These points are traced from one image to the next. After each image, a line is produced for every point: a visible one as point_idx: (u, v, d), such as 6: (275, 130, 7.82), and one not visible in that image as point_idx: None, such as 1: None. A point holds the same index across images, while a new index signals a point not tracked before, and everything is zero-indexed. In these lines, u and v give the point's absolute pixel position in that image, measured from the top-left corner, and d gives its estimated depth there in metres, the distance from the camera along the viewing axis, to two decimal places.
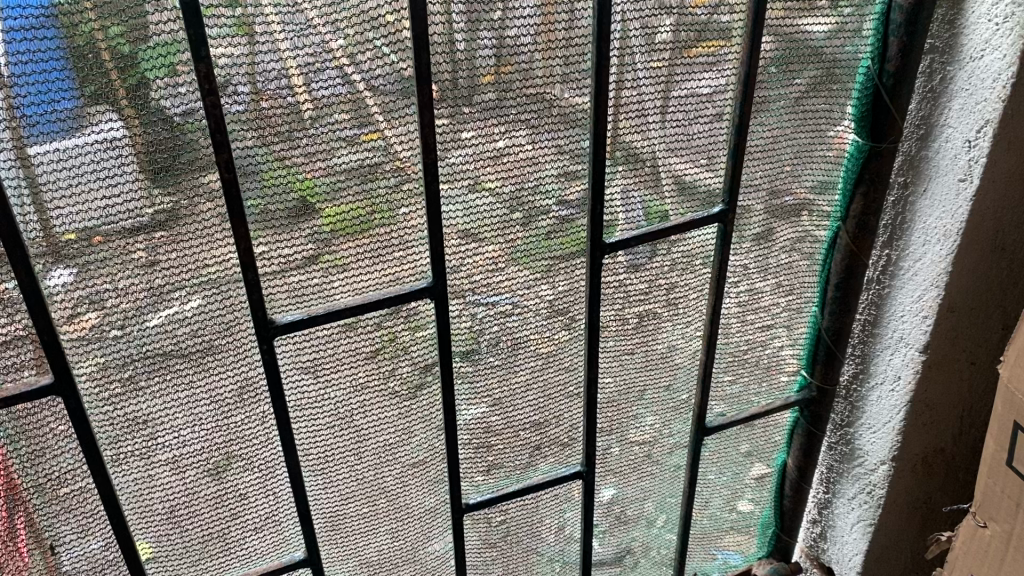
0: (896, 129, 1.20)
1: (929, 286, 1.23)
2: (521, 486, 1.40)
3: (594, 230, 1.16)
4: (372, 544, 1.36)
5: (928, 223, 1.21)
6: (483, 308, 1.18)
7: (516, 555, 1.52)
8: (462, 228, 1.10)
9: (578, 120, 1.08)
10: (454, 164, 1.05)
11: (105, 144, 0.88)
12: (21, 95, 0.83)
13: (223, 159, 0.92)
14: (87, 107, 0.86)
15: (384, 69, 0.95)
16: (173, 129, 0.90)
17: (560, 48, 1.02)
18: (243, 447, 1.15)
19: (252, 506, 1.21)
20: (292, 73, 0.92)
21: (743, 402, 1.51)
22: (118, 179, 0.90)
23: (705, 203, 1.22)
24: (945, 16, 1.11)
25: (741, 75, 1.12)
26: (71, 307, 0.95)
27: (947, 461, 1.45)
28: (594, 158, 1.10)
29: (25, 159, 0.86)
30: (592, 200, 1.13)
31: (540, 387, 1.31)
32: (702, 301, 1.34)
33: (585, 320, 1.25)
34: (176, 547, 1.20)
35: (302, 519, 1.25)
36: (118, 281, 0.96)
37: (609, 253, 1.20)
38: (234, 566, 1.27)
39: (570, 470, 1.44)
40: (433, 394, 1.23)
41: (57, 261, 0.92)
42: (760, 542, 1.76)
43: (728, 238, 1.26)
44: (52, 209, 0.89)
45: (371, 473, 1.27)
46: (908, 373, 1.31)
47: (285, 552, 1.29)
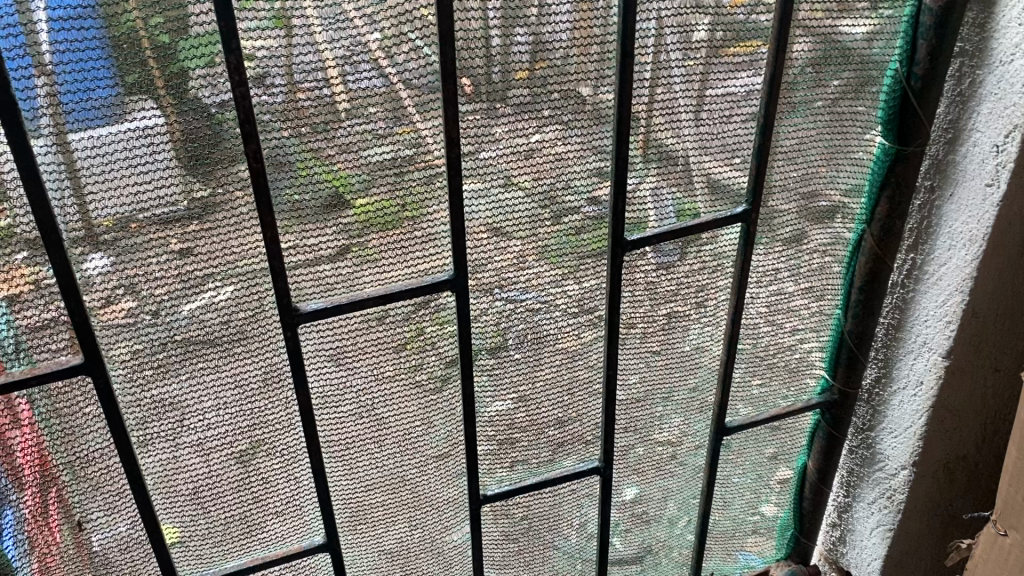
0: (923, 132, 1.19)
1: (953, 290, 1.22)
2: (539, 480, 1.40)
3: (618, 228, 1.15)
4: (391, 532, 1.36)
5: (954, 227, 1.19)
6: (510, 303, 1.19)
7: (535, 550, 1.52)
8: (490, 223, 1.10)
9: (606, 116, 1.08)
10: (485, 159, 1.05)
11: (140, 132, 0.89)
12: (61, 83, 0.84)
13: (251, 150, 0.93)
14: (124, 96, 0.87)
15: (418, 63, 0.96)
16: (208, 119, 0.91)
17: (595, 46, 1.02)
18: (265, 432, 1.16)
19: (274, 490, 1.23)
20: (328, 65, 0.93)
21: (766, 403, 1.50)
22: (151, 167, 0.91)
23: (729, 202, 1.21)
24: (976, 19, 1.09)
25: (771, 76, 1.11)
26: (104, 293, 0.97)
27: (969, 468, 1.43)
28: (618, 155, 1.09)
29: (63, 145, 0.87)
30: (620, 198, 1.13)
31: (564, 385, 1.31)
32: (724, 301, 1.33)
33: (608, 318, 1.25)
34: (199, 529, 1.21)
35: (322, 504, 1.26)
36: (150, 267, 0.97)
37: (631, 251, 1.19)
38: (255, 548, 1.28)
39: (587, 466, 1.43)
40: (453, 386, 1.23)
41: (91, 247, 0.93)
42: (779, 544, 1.75)
43: (752, 238, 1.25)
44: (88, 195, 0.90)
45: (391, 462, 1.27)
46: (931, 378, 1.30)
47: (305, 536, 1.30)
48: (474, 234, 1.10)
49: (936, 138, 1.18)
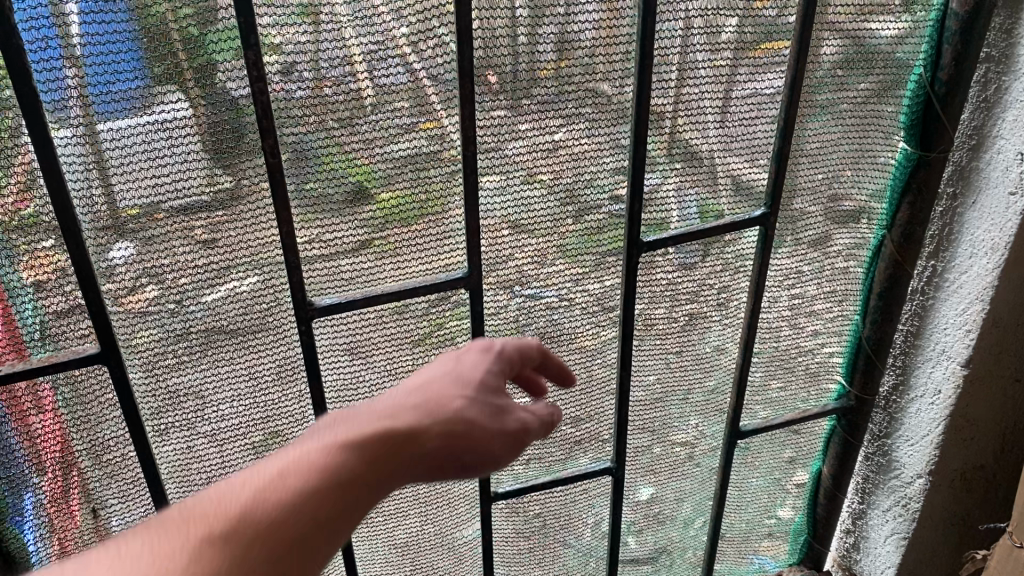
0: (947, 139, 1.16)
1: (973, 299, 1.20)
2: (549, 479, 1.40)
3: (633, 229, 1.14)
4: (401, 528, 1.37)
5: (976, 235, 1.18)
6: (527, 300, 1.18)
7: (546, 548, 1.52)
8: (511, 219, 1.10)
9: (624, 115, 1.07)
10: (509, 155, 1.05)
11: (168, 123, 0.90)
12: (92, 74, 0.85)
13: (269, 145, 0.93)
14: (153, 87, 0.88)
15: (444, 58, 0.96)
16: (234, 112, 0.91)
17: (621, 45, 1.02)
18: (280, 424, 1.17)
19: None
20: (354, 59, 0.93)
21: (781, 408, 1.49)
22: (177, 158, 0.92)
23: (746, 205, 1.20)
24: (1003, 25, 1.08)
25: (791, 79, 1.09)
26: (128, 282, 0.97)
27: (986, 478, 1.42)
28: (635, 155, 1.08)
29: (91, 134, 0.88)
30: (634, 199, 1.12)
31: (581, 383, 1.30)
32: (741, 303, 1.32)
33: (622, 319, 1.24)
34: None
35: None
36: (173, 256, 0.97)
37: (647, 251, 1.18)
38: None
39: (598, 466, 1.43)
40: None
41: (115, 235, 0.94)
42: (792, 549, 1.74)
43: (770, 241, 1.24)
44: (115, 184, 0.91)
45: None
46: (949, 387, 1.29)
47: None
48: (493, 230, 1.10)
49: (961, 145, 1.17)
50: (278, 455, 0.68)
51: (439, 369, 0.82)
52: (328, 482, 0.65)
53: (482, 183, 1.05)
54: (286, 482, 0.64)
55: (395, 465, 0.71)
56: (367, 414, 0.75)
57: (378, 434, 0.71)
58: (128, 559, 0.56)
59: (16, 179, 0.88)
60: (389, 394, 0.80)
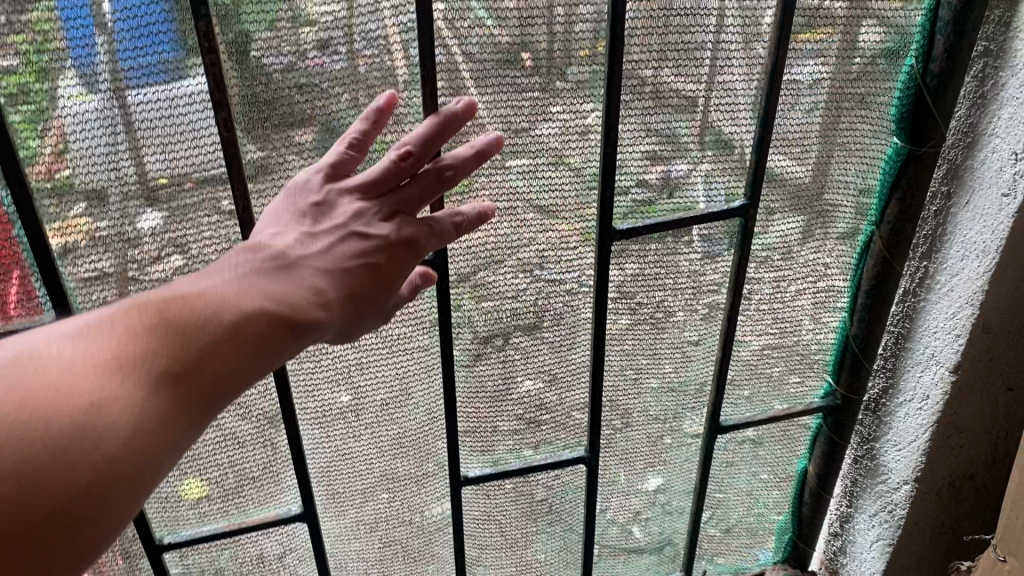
0: (938, 134, 1.11)
1: (964, 302, 1.15)
2: (522, 466, 1.38)
3: (603, 219, 1.12)
4: (371, 502, 1.36)
5: (968, 237, 1.12)
6: (547, 284, 1.17)
7: (526, 539, 1.52)
8: (538, 204, 1.09)
9: (592, 89, 1.02)
10: (540, 137, 1.04)
11: (197, 95, 0.89)
12: (124, 45, 0.85)
13: (221, 119, 0.90)
14: (188, 59, 0.88)
15: (482, 38, 0.95)
16: (270, 85, 0.91)
17: (656, 30, 1.01)
18: (257, 402, 1.17)
19: (248, 455, 1.22)
20: (390, 35, 0.92)
21: (763, 404, 1.47)
22: (198, 129, 0.91)
23: (725, 195, 1.17)
24: (1002, 17, 1.02)
25: (770, 65, 1.06)
26: (152, 250, 0.97)
27: (976, 488, 1.38)
28: (606, 141, 1.05)
29: (125, 104, 0.88)
30: (603, 183, 1.08)
31: (593, 370, 1.29)
32: (719, 297, 1.29)
33: (595, 301, 1.21)
34: (220, 488, 1.25)
35: (299, 474, 1.26)
36: (198, 226, 0.97)
37: (620, 239, 1.16)
38: (232, 513, 1.29)
39: (573, 455, 1.40)
40: (434, 358, 1.21)
41: (144, 202, 0.94)
42: (777, 546, 1.72)
43: (750, 234, 1.20)
44: (148, 152, 0.91)
45: (367, 431, 1.26)
46: (937, 393, 1.24)
47: (281, 505, 1.31)
48: (518, 214, 1.10)
49: (956, 142, 1.11)
50: (223, 296, 0.74)
51: (387, 251, 0.83)
52: (256, 353, 0.73)
53: (508, 165, 1.05)
54: (224, 343, 0.71)
55: (311, 338, 0.78)
56: (307, 275, 0.79)
57: (310, 313, 0.77)
58: (94, 373, 0.64)
59: (52, 140, 0.88)
60: (329, 247, 0.81)
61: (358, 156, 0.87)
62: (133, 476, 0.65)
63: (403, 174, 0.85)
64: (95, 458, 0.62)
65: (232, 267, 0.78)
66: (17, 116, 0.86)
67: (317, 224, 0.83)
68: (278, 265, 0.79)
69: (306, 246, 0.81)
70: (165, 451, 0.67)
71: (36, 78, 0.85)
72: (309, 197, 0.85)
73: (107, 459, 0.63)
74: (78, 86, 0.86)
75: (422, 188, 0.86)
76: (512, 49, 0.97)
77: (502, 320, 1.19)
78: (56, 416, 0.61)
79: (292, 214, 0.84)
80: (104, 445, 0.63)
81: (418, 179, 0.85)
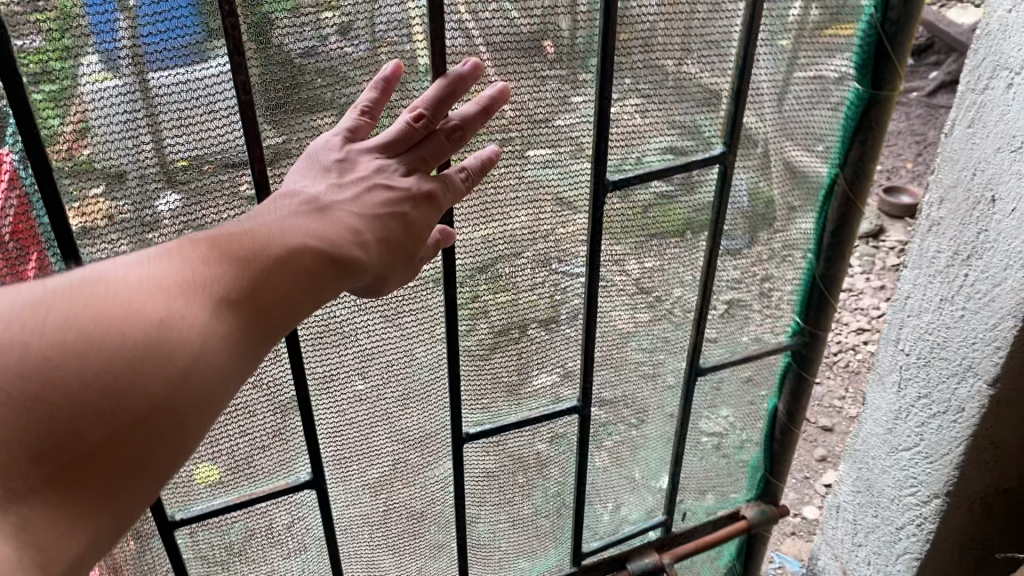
0: (896, 76, 1.13)
1: (1005, 313, 1.09)
2: (516, 420, 1.29)
3: (597, 165, 1.06)
4: (376, 465, 1.25)
5: (1011, 246, 1.05)
6: (563, 278, 1.17)
7: (528, 536, 1.48)
8: (558, 195, 1.08)
9: (585, 55, 0.99)
10: (560, 126, 1.02)
11: (220, 76, 0.86)
12: (146, 24, 0.82)
13: (238, 82, 0.87)
14: (210, 40, 0.85)
15: (504, 26, 0.93)
16: (292, 67, 0.89)
17: (684, 17, 1.01)
18: (269, 368, 1.07)
19: (259, 423, 1.12)
20: (413, 23, 0.91)
21: (741, 343, 1.39)
22: (218, 108, 0.88)
23: (704, 142, 1.12)
24: None
25: (747, 21, 1.02)
26: (169, 233, 0.93)
27: (1009, 500, 1.35)
28: (600, 117, 1.02)
29: (145, 85, 0.84)
30: (597, 138, 1.04)
31: (585, 344, 1.24)
32: (696, 256, 1.24)
33: (589, 275, 1.16)
34: (229, 464, 1.14)
35: (309, 439, 1.15)
36: (215, 209, 0.94)
37: (612, 191, 1.09)
38: (242, 486, 1.17)
39: (565, 407, 1.31)
40: (439, 320, 1.13)
41: (163, 185, 0.90)
42: (748, 484, 1.65)
43: (729, 179, 1.16)
44: (168, 135, 0.87)
45: (375, 395, 1.17)
46: (974, 405, 1.20)
47: (291, 472, 1.20)
48: (538, 204, 1.08)
49: (1003, 143, 1.03)
50: (270, 231, 0.75)
51: (412, 203, 0.83)
52: (306, 283, 0.75)
53: (527, 155, 1.03)
54: (275, 274, 0.74)
55: (357, 273, 0.80)
56: (343, 217, 0.79)
57: (352, 250, 0.78)
58: (160, 293, 0.69)
59: (72, 122, 0.84)
60: (357, 195, 0.81)
61: (370, 123, 0.86)
62: (203, 392, 0.69)
63: (417, 136, 0.84)
64: (168, 371, 0.67)
65: (280, 205, 0.79)
66: (38, 96, 0.82)
67: (344, 176, 0.82)
68: (315, 208, 0.79)
69: (335, 193, 0.81)
70: (229, 372, 0.71)
71: (60, 54, 0.81)
72: (330, 155, 0.84)
73: (179, 371, 0.68)
74: (99, 66, 0.82)
75: (436, 148, 0.85)
76: (535, 37, 0.95)
77: (519, 312, 1.17)
78: (130, 331, 0.66)
79: (319, 170, 0.83)
80: (175, 359, 0.68)
81: (432, 139, 0.85)
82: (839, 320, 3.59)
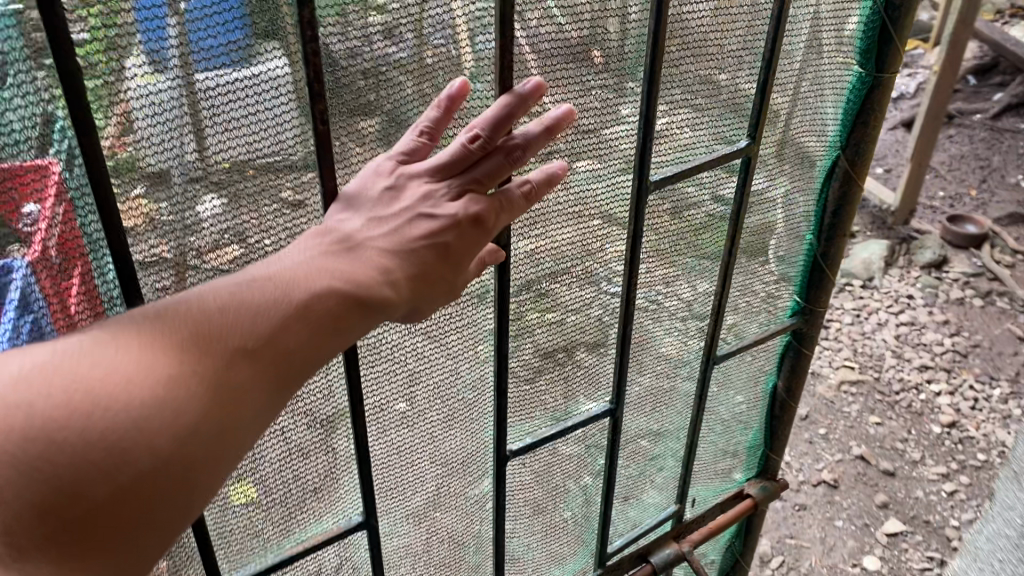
0: (898, 59, 1.16)
1: None
2: (561, 428, 1.26)
3: (641, 163, 1.03)
4: (420, 492, 1.22)
5: None
6: (608, 298, 1.17)
7: (557, 543, 1.46)
8: (605, 212, 1.07)
9: (630, 69, 0.98)
10: (610, 138, 1.01)
11: (268, 79, 0.80)
12: (194, 20, 0.75)
13: (319, 111, 0.82)
14: (258, 41, 0.79)
15: (551, 32, 0.90)
16: (337, 72, 0.83)
17: (732, 27, 1.01)
18: (327, 407, 1.03)
19: (311, 464, 1.07)
20: (458, 26, 0.87)
21: (753, 330, 1.43)
22: (266, 111, 0.81)
23: (731, 136, 1.12)
24: None
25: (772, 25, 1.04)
26: (211, 238, 0.86)
27: None
28: (645, 121, 1.00)
29: (189, 86, 0.77)
30: (642, 137, 1.01)
31: (618, 348, 1.22)
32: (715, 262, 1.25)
33: (625, 281, 1.15)
34: (278, 507, 1.08)
35: (361, 477, 1.11)
36: (259, 216, 0.87)
37: (652, 192, 1.07)
38: (293, 531, 1.12)
39: (598, 410, 1.30)
40: (484, 341, 1.10)
41: (204, 188, 0.83)
42: (747, 465, 1.70)
43: (753, 171, 1.17)
44: (210, 137, 0.80)
45: (422, 422, 1.13)
46: None
47: (342, 515, 1.16)
48: (586, 219, 1.07)
49: None
50: (294, 275, 0.73)
51: (457, 231, 0.81)
52: (327, 330, 0.74)
53: (575, 168, 1.00)
54: (294, 322, 0.72)
55: (387, 312, 0.78)
56: (374, 255, 0.78)
57: (381, 290, 0.77)
58: (169, 349, 0.67)
59: (116, 121, 0.75)
60: (397, 228, 0.80)
61: (429, 144, 0.84)
62: (211, 446, 0.68)
63: (473, 157, 0.82)
64: (175, 428, 0.65)
65: (304, 248, 0.77)
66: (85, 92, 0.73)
67: (388, 207, 0.80)
68: (344, 248, 0.78)
69: (372, 229, 0.79)
70: (239, 424, 0.70)
71: (104, 48, 0.72)
72: (380, 182, 0.82)
73: (186, 428, 0.66)
74: (146, 66, 0.75)
75: (492, 167, 0.83)
76: (582, 44, 0.93)
77: (564, 334, 1.17)
78: (137, 390, 0.64)
79: (365, 201, 0.81)
80: (182, 416, 0.66)
81: (490, 159, 0.83)
82: (902, 356, 3.46)
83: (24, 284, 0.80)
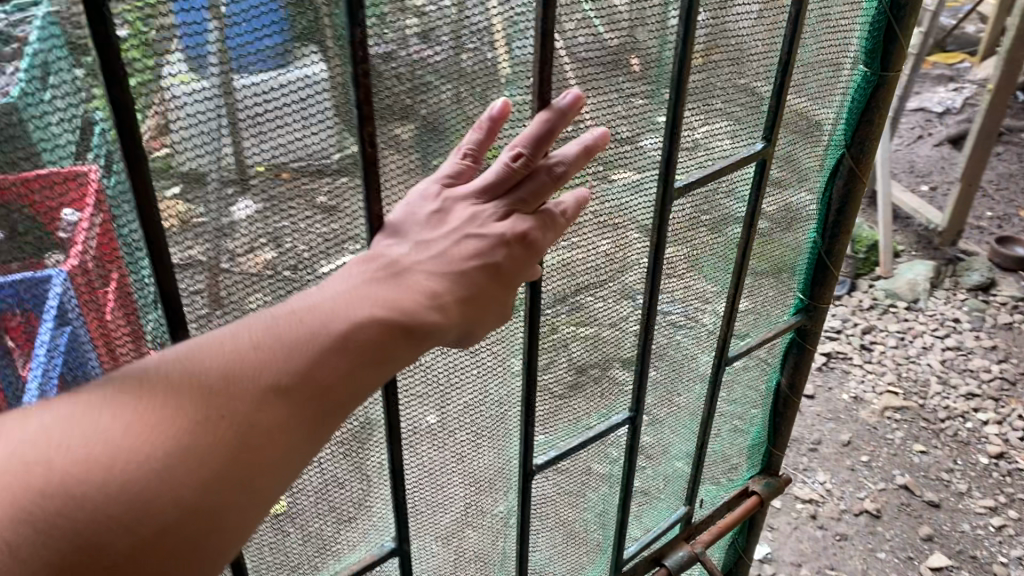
0: (903, 58, 1.19)
1: None
2: (583, 439, 1.25)
3: (666, 166, 1.02)
4: (449, 513, 1.21)
5: None
6: (638, 314, 1.17)
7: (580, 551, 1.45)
8: (642, 224, 1.07)
9: (657, 77, 0.97)
10: (647, 149, 1.01)
11: (305, 82, 0.81)
12: (233, 21, 0.75)
13: (367, 133, 0.83)
14: (296, 44, 0.79)
15: (591, 42, 0.90)
16: (377, 79, 0.83)
17: (763, 34, 1.01)
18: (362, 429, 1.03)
19: (346, 492, 1.06)
20: (495, 30, 0.88)
21: (759, 328, 1.44)
22: (301, 113, 0.82)
23: (748, 138, 1.11)
24: None
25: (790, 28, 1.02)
26: (246, 241, 0.86)
27: None
28: (673, 129, 0.99)
29: (227, 88, 0.77)
30: (670, 143, 1.00)
31: (639, 355, 1.21)
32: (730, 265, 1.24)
33: (645, 291, 1.14)
34: (312, 534, 1.07)
35: (396, 501, 1.10)
36: (294, 220, 0.88)
37: (676, 196, 1.06)
38: (324, 559, 1.11)
39: (619, 418, 1.28)
40: (515, 356, 1.10)
41: (239, 189, 0.83)
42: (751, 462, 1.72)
43: (766, 176, 1.17)
44: (247, 139, 0.80)
45: (455, 442, 1.13)
46: None
47: (375, 542, 1.15)
48: (622, 231, 1.06)
49: None
50: (332, 307, 0.73)
51: (506, 251, 0.81)
52: (366, 361, 0.73)
53: (612, 178, 1.00)
54: (331, 355, 0.71)
55: (436, 338, 0.78)
56: (420, 279, 0.77)
57: (427, 315, 0.76)
58: (194, 395, 0.67)
59: (153, 120, 0.75)
60: (446, 250, 0.79)
61: (473, 166, 0.84)
62: (234, 495, 0.67)
63: (516, 177, 0.82)
64: (200, 476, 0.65)
65: (339, 281, 0.77)
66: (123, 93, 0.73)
67: (435, 230, 0.81)
68: (391, 273, 0.78)
69: (418, 255, 0.79)
70: (267, 469, 0.69)
71: (143, 48, 0.72)
72: (426, 208, 0.82)
73: (212, 475, 0.66)
74: (183, 66, 0.75)
75: (535, 187, 0.83)
76: (620, 50, 0.93)
77: (600, 349, 1.17)
78: (158, 440, 0.64)
79: (414, 227, 0.82)
80: (207, 462, 0.65)
81: (533, 179, 0.83)
82: (947, 381, 3.37)
83: (64, 287, 0.80)
